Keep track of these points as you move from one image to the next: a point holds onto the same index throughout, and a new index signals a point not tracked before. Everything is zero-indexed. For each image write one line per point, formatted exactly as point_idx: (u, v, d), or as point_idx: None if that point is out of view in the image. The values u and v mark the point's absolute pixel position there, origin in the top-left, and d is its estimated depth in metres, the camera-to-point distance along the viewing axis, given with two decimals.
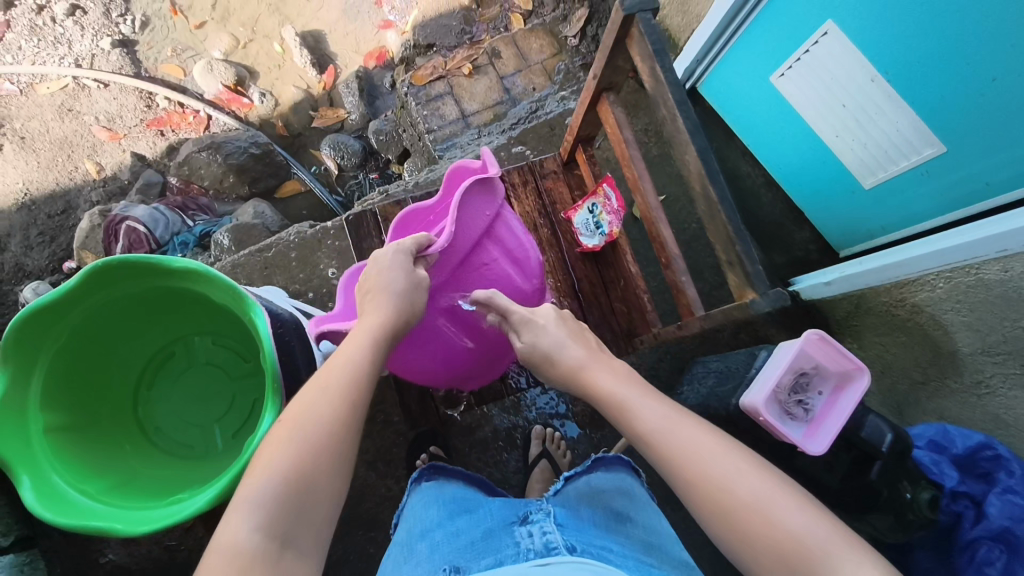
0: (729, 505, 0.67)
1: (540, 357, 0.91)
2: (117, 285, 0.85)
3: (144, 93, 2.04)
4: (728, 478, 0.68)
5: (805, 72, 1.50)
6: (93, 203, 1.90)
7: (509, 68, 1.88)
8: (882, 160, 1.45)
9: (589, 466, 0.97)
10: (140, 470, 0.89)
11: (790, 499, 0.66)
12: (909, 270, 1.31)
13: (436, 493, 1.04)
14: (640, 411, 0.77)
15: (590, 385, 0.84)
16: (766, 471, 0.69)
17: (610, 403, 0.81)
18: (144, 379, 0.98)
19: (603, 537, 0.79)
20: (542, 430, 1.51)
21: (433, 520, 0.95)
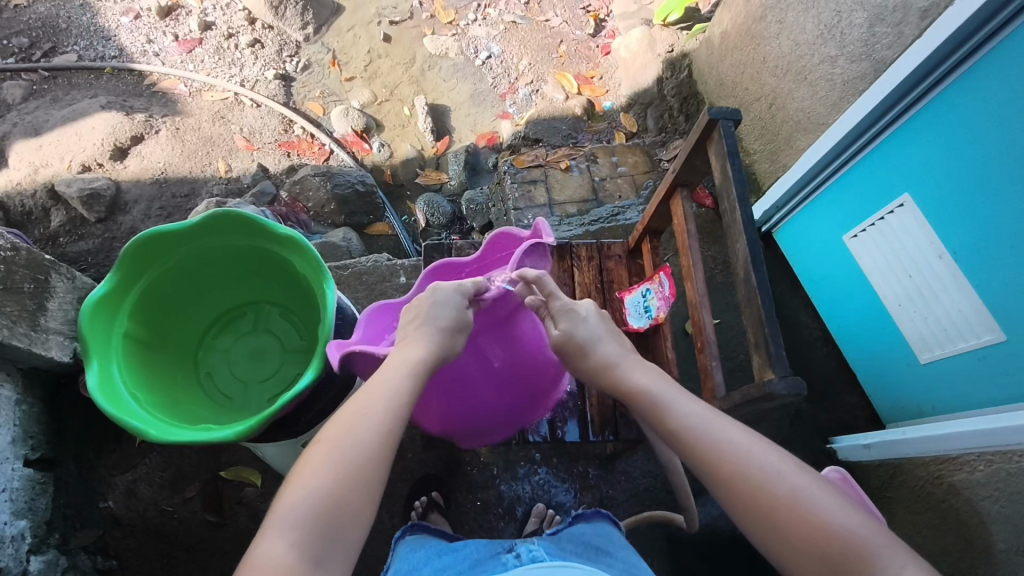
0: (763, 496, 0.73)
1: (572, 349, 1.00)
2: (229, 235, 0.99)
3: (285, 120, 2.35)
4: (766, 474, 0.74)
5: (877, 238, 1.57)
6: (212, 194, 2.14)
7: (602, 172, 2.05)
8: (941, 337, 1.47)
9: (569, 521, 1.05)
10: (183, 400, 0.98)
11: (827, 496, 0.71)
12: (952, 445, 1.30)
13: (422, 542, 1.09)
14: (675, 408, 0.85)
15: (624, 382, 0.93)
16: (798, 466, 0.75)
17: (646, 400, 0.89)
18: (214, 327, 1.10)
19: (572, 546, 0.90)
20: (543, 510, 1.48)
21: (420, 558, 1.00)
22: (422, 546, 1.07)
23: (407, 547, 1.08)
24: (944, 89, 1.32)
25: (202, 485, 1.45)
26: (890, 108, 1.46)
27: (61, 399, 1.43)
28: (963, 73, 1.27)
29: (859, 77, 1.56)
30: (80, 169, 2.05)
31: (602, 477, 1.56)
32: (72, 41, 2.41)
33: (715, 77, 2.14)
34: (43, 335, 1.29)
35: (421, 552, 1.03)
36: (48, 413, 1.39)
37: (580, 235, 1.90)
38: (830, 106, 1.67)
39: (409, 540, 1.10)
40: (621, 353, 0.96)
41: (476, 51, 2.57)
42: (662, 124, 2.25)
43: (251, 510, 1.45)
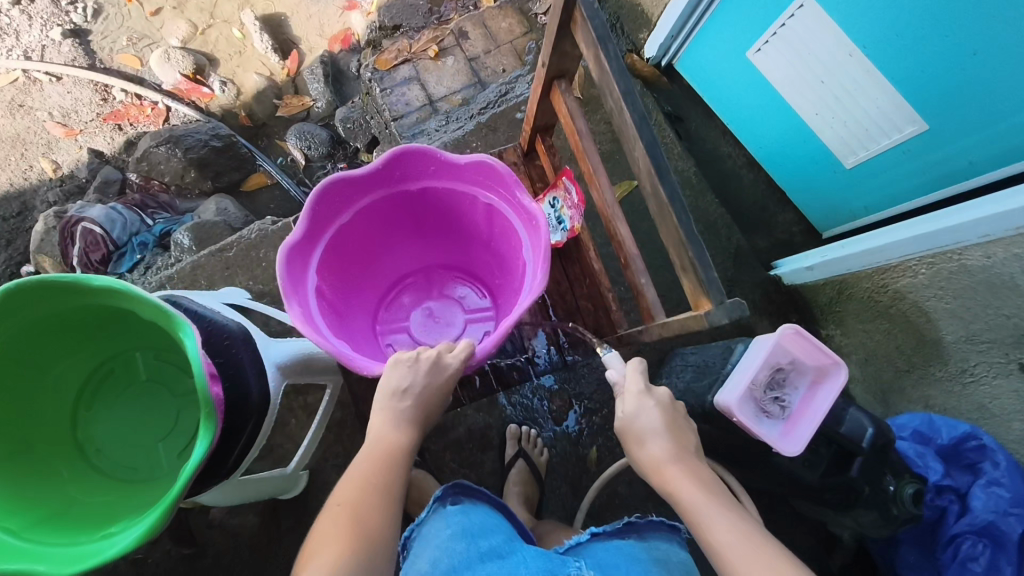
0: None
1: (630, 436, 0.88)
2: (58, 300, 0.80)
3: (99, 86, 1.96)
4: None
5: (782, 47, 1.43)
6: (49, 203, 1.82)
7: (476, 48, 1.79)
8: (863, 139, 1.40)
9: (620, 529, 0.88)
10: (74, 497, 0.85)
11: None
12: (890, 255, 1.28)
13: (463, 520, 0.87)
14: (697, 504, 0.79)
15: (667, 483, 0.83)
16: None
17: (685, 507, 0.80)
18: (83, 398, 0.95)
19: None
20: (517, 430, 1.47)
21: (460, 556, 0.79)
22: (465, 531, 0.84)
23: (449, 526, 0.86)
24: None
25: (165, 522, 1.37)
26: None
27: None
28: None
29: None
30: None
31: (565, 379, 1.53)
32: None
33: None
34: None
35: (462, 539, 0.82)
36: None
37: (473, 129, 1.67)
38: None
39: (451, 514, 0.88)
40: (673, 456, 0.83)
41: None
42: None
43: (226, 529, 1.39)
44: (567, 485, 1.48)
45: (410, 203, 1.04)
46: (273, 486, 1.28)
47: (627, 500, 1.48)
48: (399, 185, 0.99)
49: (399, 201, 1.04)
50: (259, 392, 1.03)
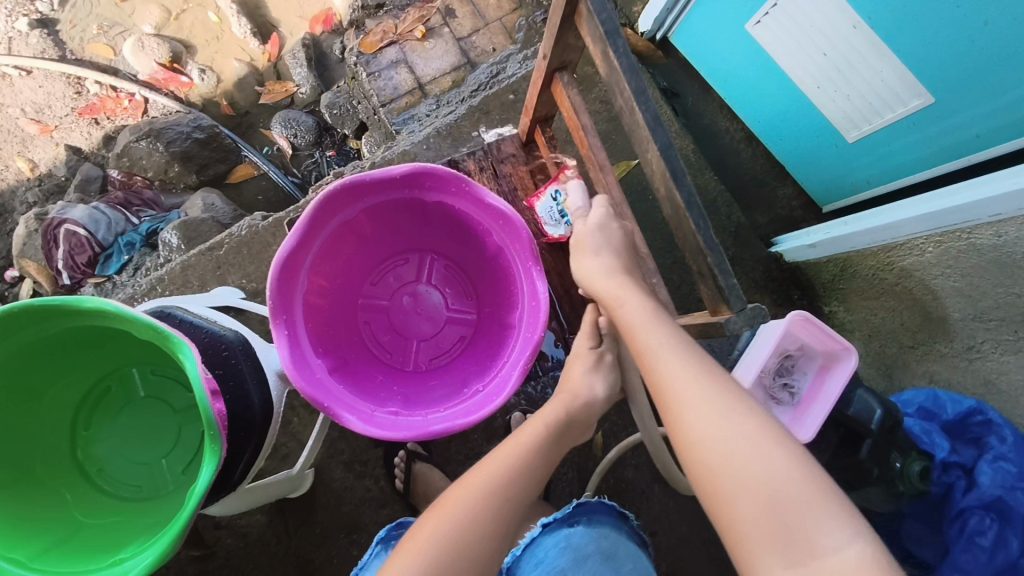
0: (707, 461, 0.65)
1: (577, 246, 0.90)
2: (61, 319, 0.78)
3: (73, 79, 1.88)
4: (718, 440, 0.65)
5: (781, 20, 1.38)
6: (29, 203, 1.76)
7: (464, 28, 1.72)
8: (866, 113, 1.37)
9: (568, 516, 0.96)
10: (81, 521, 0.84)
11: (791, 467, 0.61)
12: (894, 234, 1.26)
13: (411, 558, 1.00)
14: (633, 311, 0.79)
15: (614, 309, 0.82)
16: (758, 427, 0.64)
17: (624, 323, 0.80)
18: (81, 417, 0.93)
19: None
20: None
21: None
22: None
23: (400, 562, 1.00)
24: None
25: None
26: None
27: None
28: None
29: None
30: None
31: None
32: None
33: None
34: None
35: None
36: None
37: (465, 112, 1.61)
38: None
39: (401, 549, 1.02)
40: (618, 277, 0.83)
41: None
42: None
43: (233, 530, 1.38)
44: (573, 472, 1.47)
45: (424, 209, 0.94)
46: (280, 488, 1.26)
47: (635, 484, 1.47)
48: (405, 188, 0.88)
49: (415, 206, 0.93)
50: (261, 402, 1.01)
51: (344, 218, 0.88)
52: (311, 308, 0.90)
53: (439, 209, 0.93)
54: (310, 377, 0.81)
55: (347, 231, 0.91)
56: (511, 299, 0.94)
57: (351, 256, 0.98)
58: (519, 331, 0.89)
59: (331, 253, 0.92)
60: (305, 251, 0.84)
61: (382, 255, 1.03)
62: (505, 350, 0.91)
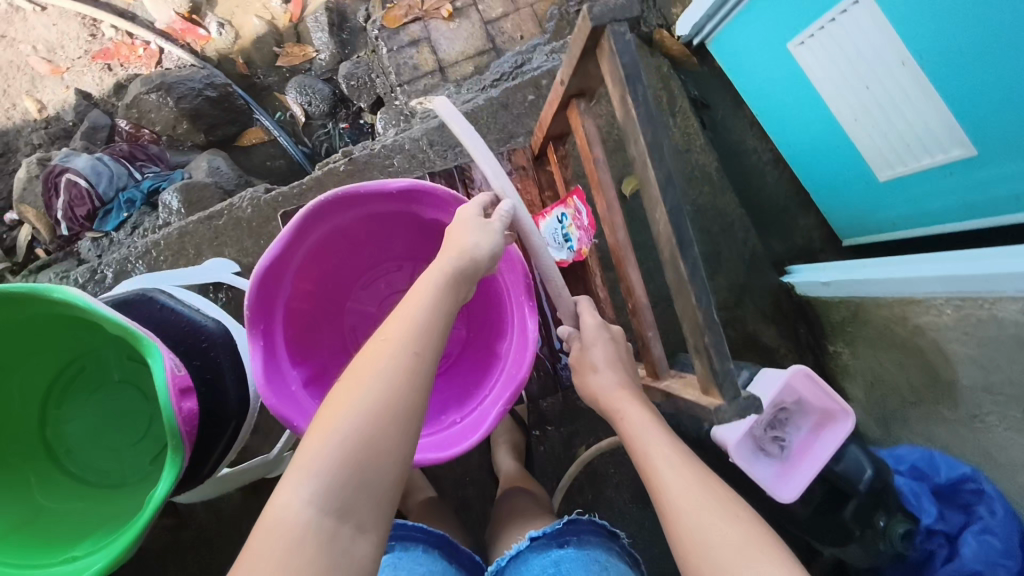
0: (663, 497, 0.71)
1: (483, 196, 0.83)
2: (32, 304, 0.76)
3: (88, 20, 1.82)
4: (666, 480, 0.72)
5: (827, 43, 1.29)
6: (34, 146, 1.73)
7: (493, 11, 1.65)
8: (902, 154, 1.29)
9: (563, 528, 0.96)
10: (43, 505, 0.83)
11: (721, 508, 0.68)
12: (909, 290, 1.22)
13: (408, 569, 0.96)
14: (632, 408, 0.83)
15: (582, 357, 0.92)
16: (739, 523, 0.66)
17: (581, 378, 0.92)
18: (51, 399, 0.92)
19: None
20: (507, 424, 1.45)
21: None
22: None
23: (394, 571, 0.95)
24: None
25: None
26: None
27: None
28: None
29: None
30: None
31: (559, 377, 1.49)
32: None
33: None
34: None
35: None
36: None
37: (484, 103, 1.54)
38: None
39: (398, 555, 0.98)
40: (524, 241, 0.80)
41: None
42: None
43: (208, 504, 1.39)
44: (552, 484, 1.46)
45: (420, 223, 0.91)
46: (256, 471, 1.25)
47: (612, 503, 1.46)
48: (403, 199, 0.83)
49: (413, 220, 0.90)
50: (238, 398, 0.99)
51: (335, 225, 0.84)
52: (292, 314, 0.87)
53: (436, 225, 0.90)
54: (283, 393, 0.79)
55: (337, 236, 0.88)
56: (501, 326, 0.91)
57: (341, 259, 0.95)
58: (504, 362, 0.86)
59: (319, 258, 0.89)
60: (290, 258, 0.81)
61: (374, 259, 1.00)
62: (489, 379, 0.88)
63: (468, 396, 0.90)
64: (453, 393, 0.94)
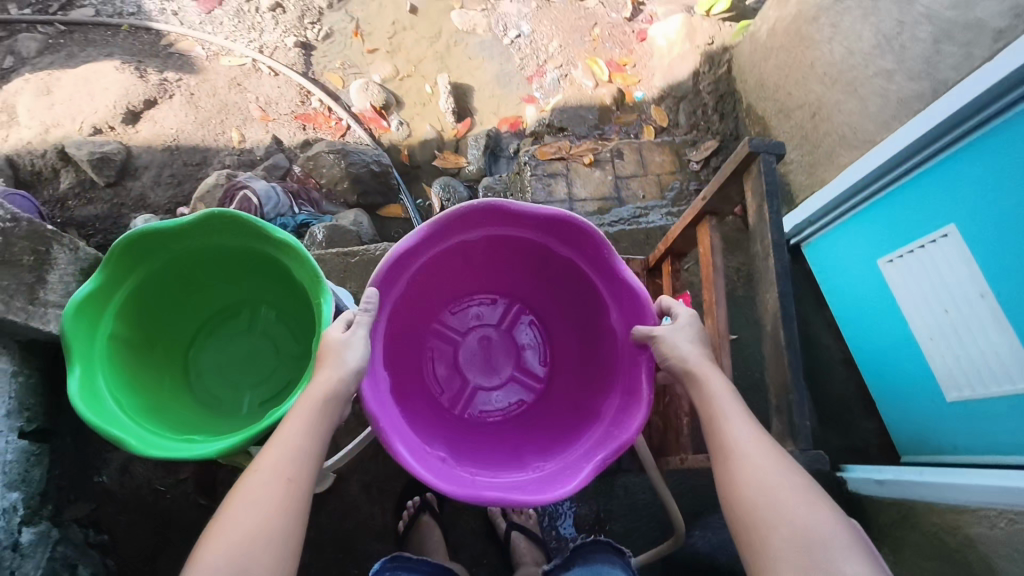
0: (743, 488, 0.75)
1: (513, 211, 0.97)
2: (224, 237, 0.95)
3: (303, 91, 2.24)
4: (754, 465, 0.76)
5: (914, 267, 1.43)
6: (224, 165, 2.07)
7: (625, 170, 1.95)
8: (973, 380, 1.36)
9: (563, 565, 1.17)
10: (171, 404, 0.97)
11: (811, 501, 0.72)
12: (951, 496, 1.27)
13: None
14: (708, 381, 0.85)
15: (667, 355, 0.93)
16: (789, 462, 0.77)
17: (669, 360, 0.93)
18: (207, 326, 1.09)
19: None
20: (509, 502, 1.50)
21: None
22: None
23: None
24: (1007, 118, 1.12)
25: (196, 467, 1.52)
26: (956, 126, 1.23)
27: (60, 373, 1.49)
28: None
29: (917, 95, 1.35)
30: (91, 131, 1.99)
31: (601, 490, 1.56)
32: None
33: (756, 76, 1.90)
34: (40, 310, 1.36)
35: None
36: (42, 387, 1.43)
37: None
38: (880, 124, 1.45)
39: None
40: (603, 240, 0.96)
41: (505, 29, 2.39)
42: (695, 121, 2.09)
43: None
44: None
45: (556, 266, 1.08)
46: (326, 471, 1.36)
47: None
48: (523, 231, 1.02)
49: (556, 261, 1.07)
50: None
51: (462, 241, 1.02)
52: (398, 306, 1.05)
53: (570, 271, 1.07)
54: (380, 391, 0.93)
55: (460, 252, 1.07)
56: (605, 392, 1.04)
57: (455, 266, 1.13)
58: (601, 422, 0.99)
59: (436, 269, 1.07)
60: (414, 256, 0.98)
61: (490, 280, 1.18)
62: (580, 437, 1.00)
63: (547, 450, 1.02)
64: (534, 450, 1.06)
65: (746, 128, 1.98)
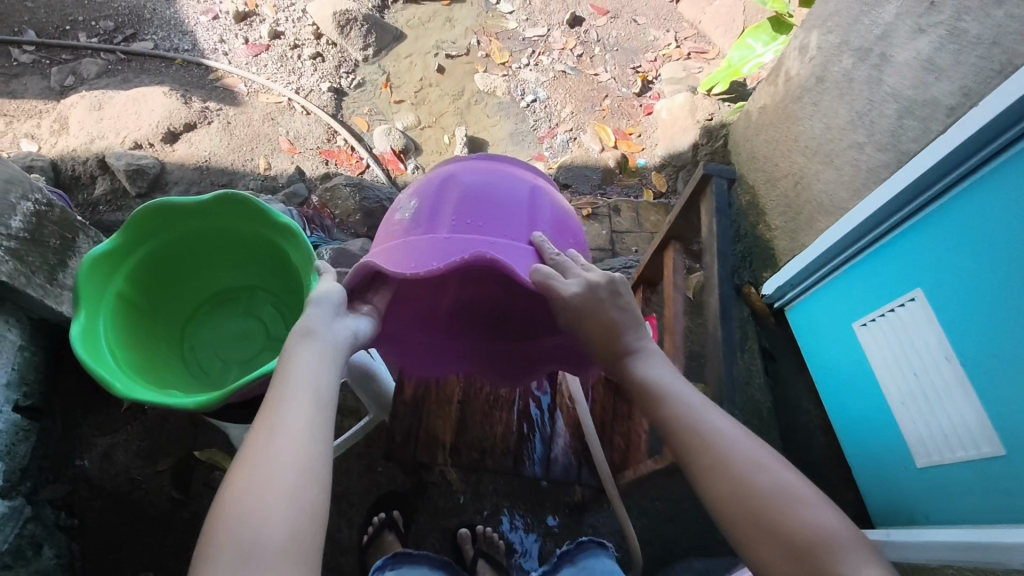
0: (736, 500, 0.73)
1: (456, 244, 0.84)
2: (234, 217, 1.07)
3: (330, 130, 2.41)
4: (746, 469, 0.74)
5: (887, 329, 1.48)
6: (247, 188, 2.20)
7: (621, 225, 2.06)
8: (941, 444, 1.36)
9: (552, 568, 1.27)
10: (162, 367, 1.06)
11: (808, 497, 0.71)
12: (917, 558, 1.27)
13: None
14: (679, 393, 0.86)
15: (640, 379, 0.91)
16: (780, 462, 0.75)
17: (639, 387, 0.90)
18: (207, 305, 1.21)
19: None
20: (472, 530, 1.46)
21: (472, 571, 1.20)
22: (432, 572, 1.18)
23: None
24: (967, 186, 1.23)
25: (175, 461, 1.56)
26: (911, 200, 1.38)
27: (63, 355, 1.56)
28: (982, 178, 1.19)
29: (884, 166, 1.46)
30: (132, 146, 2.15)
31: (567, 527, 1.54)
32: (153, 31, 2.58)
33: (748, 150, 2.04)
34: (57, 289, 1.46)
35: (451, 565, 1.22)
36: (44, 364, 1.50)
37: None
38: (853, 191, 1.56)
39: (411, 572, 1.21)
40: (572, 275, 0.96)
41: (523, 93, 2.59)
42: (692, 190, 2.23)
43: None
44: None
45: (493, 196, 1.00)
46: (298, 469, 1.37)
47: None
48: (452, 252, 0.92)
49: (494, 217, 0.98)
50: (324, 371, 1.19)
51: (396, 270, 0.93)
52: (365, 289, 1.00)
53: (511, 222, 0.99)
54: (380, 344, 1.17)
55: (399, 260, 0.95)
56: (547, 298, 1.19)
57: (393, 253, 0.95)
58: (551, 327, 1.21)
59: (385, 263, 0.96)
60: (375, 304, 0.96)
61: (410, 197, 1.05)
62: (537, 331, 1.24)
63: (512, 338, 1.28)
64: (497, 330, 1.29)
65: (739, 196, 2.09)
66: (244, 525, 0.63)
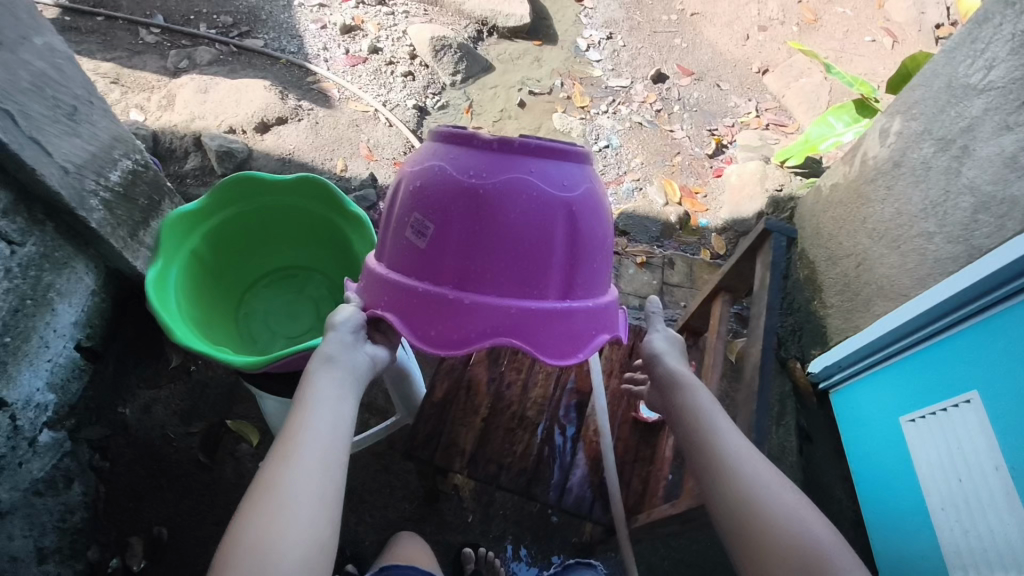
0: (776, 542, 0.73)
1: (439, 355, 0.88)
2: (310, 200, 1.16)
3: (408, 143, 2.52)
4: (788, 516, 0.74)
5: (935, 428, 1.42)
6: None
7: (673, 279, 2.05)
8: (978, 560, 1.28)
9: None
10: (216, 326, 1.13)
11: (850, 557, 0.71)
12: None
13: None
14: (723, 429, 0.86)
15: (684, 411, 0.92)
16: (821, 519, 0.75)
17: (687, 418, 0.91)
18: (266, 279, 1.28)
19: None
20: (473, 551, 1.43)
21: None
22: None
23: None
24: None
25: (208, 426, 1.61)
26: (979, 296, 1.32)
27: (128, 306, 1.66)
28: None
29: (953, 258, 1.44)
30: (226, 129, 2.31)
31: None
32: (266, 32, 2.78)
33: (814, 225, 2.02)
34: (137, 244, 1.57)
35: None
36: (110, 312, 1.60)
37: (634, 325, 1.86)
38: (917, 280, 1.53)
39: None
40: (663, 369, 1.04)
41: (597, 138, 2.65)
42: None
43: None
44: None
45: (501, 233, 0.84)
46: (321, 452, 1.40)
47: None
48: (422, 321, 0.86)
49: (504, 269, 0.84)
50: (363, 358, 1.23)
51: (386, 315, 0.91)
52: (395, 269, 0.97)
53: (524, 266, 0.85)
54: None
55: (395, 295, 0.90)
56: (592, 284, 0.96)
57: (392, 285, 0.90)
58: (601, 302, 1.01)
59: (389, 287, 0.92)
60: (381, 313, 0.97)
61: (406, 211, 0.88)
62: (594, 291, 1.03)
63: None
64: None
65: (798, 269, 2.06)
66: (273, 554, 0.66)
